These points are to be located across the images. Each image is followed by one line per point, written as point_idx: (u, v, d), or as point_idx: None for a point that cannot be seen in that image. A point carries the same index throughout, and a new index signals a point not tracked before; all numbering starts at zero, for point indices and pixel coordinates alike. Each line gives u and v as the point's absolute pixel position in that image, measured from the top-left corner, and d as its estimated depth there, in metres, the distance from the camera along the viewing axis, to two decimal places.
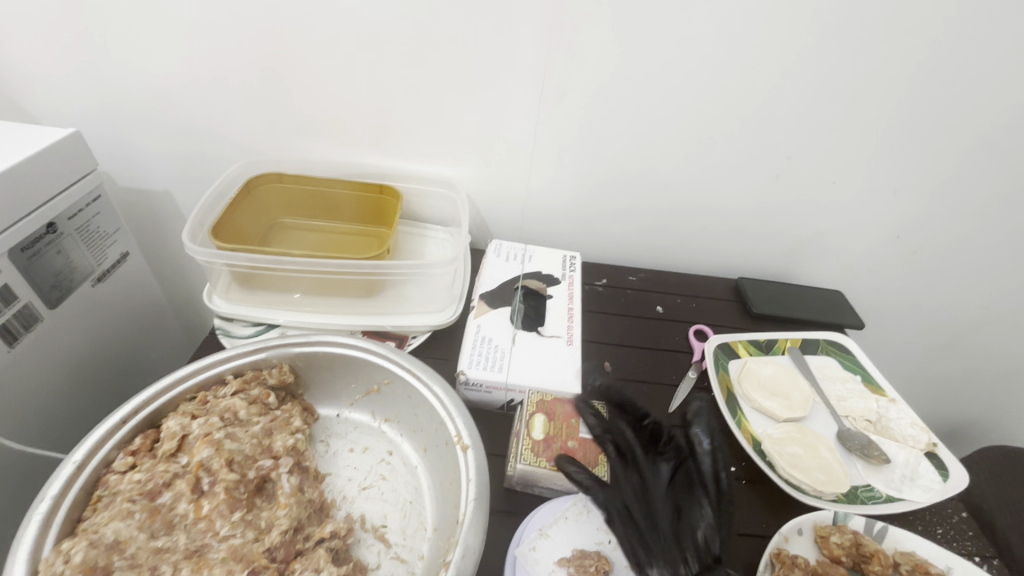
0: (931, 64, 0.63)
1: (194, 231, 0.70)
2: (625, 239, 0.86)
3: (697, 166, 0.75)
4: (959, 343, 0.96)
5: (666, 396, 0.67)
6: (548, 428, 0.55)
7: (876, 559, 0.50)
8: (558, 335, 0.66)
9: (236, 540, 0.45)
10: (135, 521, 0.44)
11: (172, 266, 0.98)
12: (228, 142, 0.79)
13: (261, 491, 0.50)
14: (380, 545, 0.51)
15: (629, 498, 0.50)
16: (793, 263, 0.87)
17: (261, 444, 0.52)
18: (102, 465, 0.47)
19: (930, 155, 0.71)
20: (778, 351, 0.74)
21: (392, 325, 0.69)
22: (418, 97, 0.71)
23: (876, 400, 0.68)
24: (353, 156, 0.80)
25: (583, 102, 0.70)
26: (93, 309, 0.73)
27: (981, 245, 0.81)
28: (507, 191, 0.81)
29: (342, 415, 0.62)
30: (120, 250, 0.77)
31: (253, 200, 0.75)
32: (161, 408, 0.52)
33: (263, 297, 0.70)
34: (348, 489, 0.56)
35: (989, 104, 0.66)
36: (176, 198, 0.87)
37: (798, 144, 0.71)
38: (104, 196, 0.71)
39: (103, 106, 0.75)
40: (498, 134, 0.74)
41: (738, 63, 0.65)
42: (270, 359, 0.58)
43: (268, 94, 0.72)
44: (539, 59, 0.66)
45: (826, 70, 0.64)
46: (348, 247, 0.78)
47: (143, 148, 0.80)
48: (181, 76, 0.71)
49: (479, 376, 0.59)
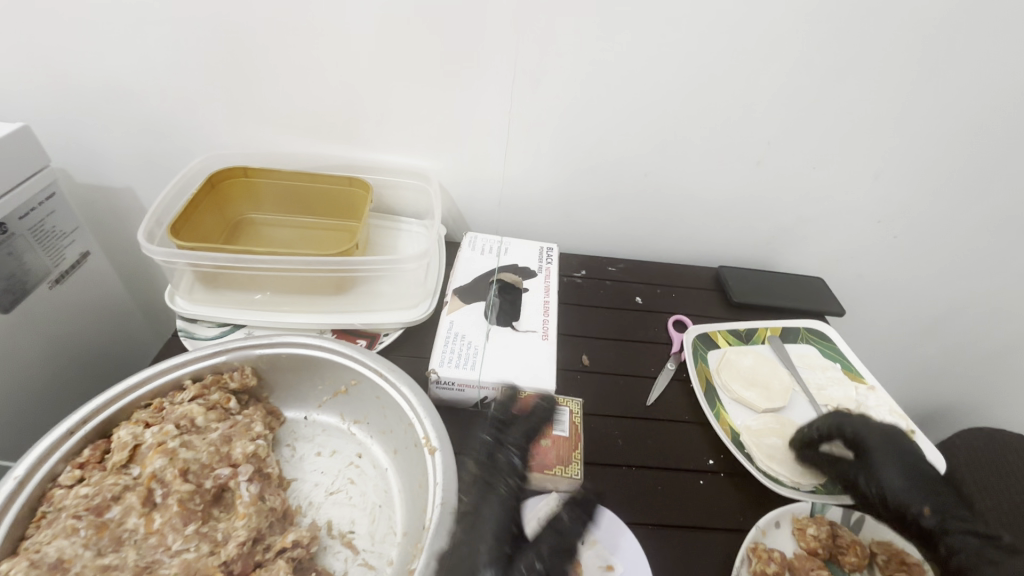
0: (912, 45, 0.62)
1: (153, 229, 0.67)
2: (604, 229, 0.84)
3: (677, 153, 0.73)
4: (940, 327, 0.96)
5: (644, 389, 0.66)
6: (521, 427, 0.55)
7: (851, 549, 0.51)
8: (534, 330, 0.64)
9: (189, 554, 0.44)
10: (80, 538, 0.42)
11: (137, 264, 0.94)
12: (190, 135, 0.75)
13: (219, 501, 0.48)
14: (347, 552, 0.50)
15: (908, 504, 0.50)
16: (774, 251, 0.86)
17: (218, 452, 0.50)
18: (48, 479, 0.46)
19: (912, 140, 0.70)
20: (758, 340, 0.73)
21: (362, 323, 0.67)
22: (385, 85, 0.68)
23: (856, 388, 0.67)
24: (321, 149, 0.77)
25: (558, 90, 0.67)
26: (52, 312, 0.70)
27: (960, 229, 0.80)
28: (483, 183, 0.79)
29: (310, 418, 0.61)
30: (79, 249, 0.74)
31: (216, 196, 0.72)
32: (114, 417, 0.51)
33: (228, 297, 0.67)
34: (314, 495, 0.54)
35: (968, 87, 0.65)
36: (139, 194, 0.83)
37: (778, 130, 0.70)
38: (60, 193, 0.68)
39: (55, 98, 0.71)
40: (473, 123, 0.72)
41: (717, 47, 0.62)
42: (232, 362, 0.57)
43: (230, 85, 0.69)
44: (513, 45, 0.63)
45: (806, 53, 0.63)
46: (318, 242, 0.75)
47: (101, 143, 0.76)
48: (137, 66, 0.67)
49: (451, 375, 0.58)
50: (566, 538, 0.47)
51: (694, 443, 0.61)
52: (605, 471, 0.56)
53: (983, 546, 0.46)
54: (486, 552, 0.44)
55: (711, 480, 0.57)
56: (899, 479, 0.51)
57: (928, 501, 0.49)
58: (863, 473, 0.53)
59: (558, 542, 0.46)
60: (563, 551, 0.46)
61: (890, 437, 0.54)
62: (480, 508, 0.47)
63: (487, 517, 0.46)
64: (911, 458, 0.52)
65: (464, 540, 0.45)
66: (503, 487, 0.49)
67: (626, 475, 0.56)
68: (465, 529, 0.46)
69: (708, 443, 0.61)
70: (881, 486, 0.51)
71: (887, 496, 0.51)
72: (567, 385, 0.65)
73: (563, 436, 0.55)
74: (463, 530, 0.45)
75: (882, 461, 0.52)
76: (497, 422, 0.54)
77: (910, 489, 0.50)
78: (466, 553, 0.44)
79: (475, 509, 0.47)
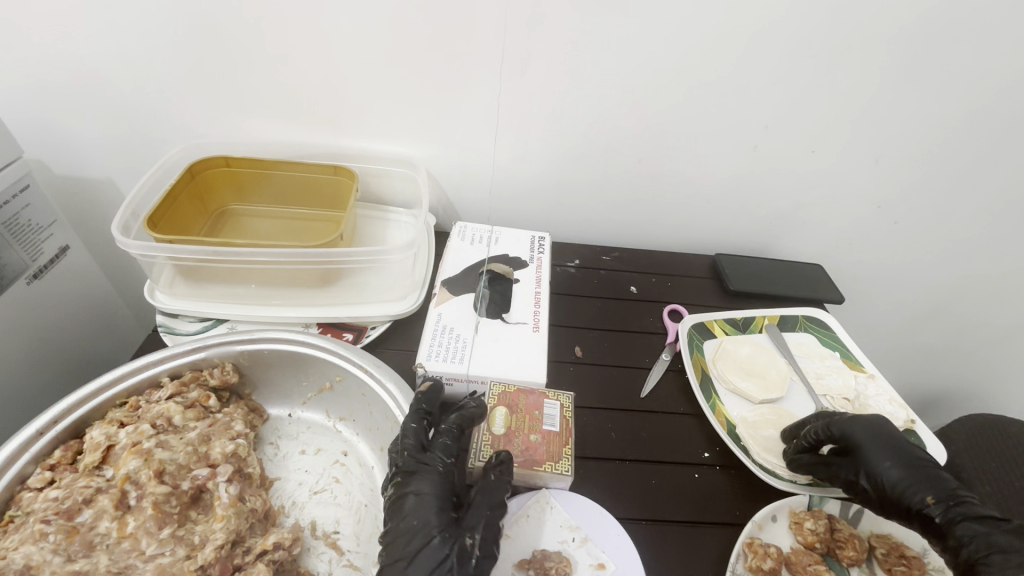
0: (917, 22, 0.59)
1: (128, 223, 0.65)
2: (598, 216, 0.82)
3: (672, 138, 0.71)
4: (939, 313, 0.95)
5: (637, 380, 0.64)
6: (510, 422, 0.53)
7: (849, 544, 0.49)
8: (525, 322, 0.62)
9: (165, 559, 0.44)
10: (49, 543, 0.42)
11: (121, 258, 0.92)
12: (167, 123, 0.72)
13: (197, 502, 0.49)
14: (331, 553, 0.52)
15: (915, 499, 0.47)
16: (772, 237, 0.84)
17: (196, 452, 0.50)
18: (17, 481, 0.46)
19: (914, 122, 0.68)
20: (755, 329, 0.71)
21: (349, 316, 0.65)
22: (368, 71, 0.66)
23: (855, 376, 0.66)
24: (304, 137, 0.74)
25: (547, 74, 0.65)
26: (31, 308, 0.68)
27: (962, 214, 0.78)
28: (472, 171, 0.77)
29: (294, 415, 0.62)
30: (58, 243, 0.72)
31: (196, 187, 0.70)
32: (87, 415, 0.51)
33: (210, 291, 0.65)
34: (298, 495, 0.56)
35: (974, 66, 0.62)
36: (120, 186, 0.81)
37: (777, 111, 0.67)
38: (34, 186, 0.65)
39: (22, 87, 0.68)
40: (459, 110, 0.69)
41: (713, 24, 0.59)
42: (211, 359, 0.57)
43: (204, 71, 0.66)
44: (499, 28, 0.61)
45: (807, 30, 0.60)
46: (304, 233, 0.73)
47: (75, 133, 0.73)
48: (106, 52, 0.64)
49: (439, 370, 0.56)
50: (503, 493, 0.47)
51: (689, 435, 0.59)
52: (597, 465, 0.55)
53: (990, 532, 0.44)
54: (435, 523, 0.45)
55: (706, 473, 0.56)
56: (896, 469, 0.48)
57: (928, 489, 0.46)
58: (860, 471, 0.49)
59: (494, 496, 0.47)
60: (501, 506, 0.47)
61: (874, 429, 0.51)
62: (415, 484, 0.47)
63: (426, 492, 0.46)
64: (901, 444, 0.50)
65: (409, 516, 0.45)
66: (438, 460, 0.48)
67: (619, 470, 0.55)
68: (407, 508, 0.46)
69: (703, 435, 0.60)
70: (880, 483, 0.48)
71: (885, 492, 0.48)
72: (559, 377, 0.63)
73: (553, 431, 0.53)
74: (405, 509, 0.46)
75: (875, 456, 0.49)
76: (425, 414, 0.52)
77: (909, 480, 0.47)
78: (417, 528, 0.44)
79: (410, 487, 0.47)
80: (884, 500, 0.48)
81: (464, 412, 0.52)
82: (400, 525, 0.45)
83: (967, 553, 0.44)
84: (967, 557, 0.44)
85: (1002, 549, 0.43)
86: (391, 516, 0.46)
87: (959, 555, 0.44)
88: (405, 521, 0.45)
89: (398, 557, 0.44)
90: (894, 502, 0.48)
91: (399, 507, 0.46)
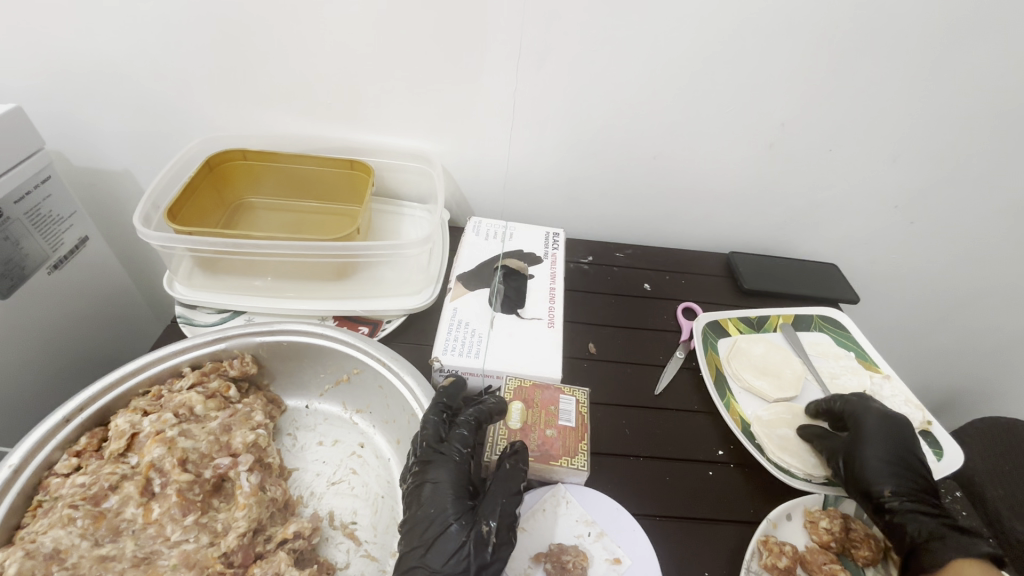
0: (939, 19, 0.58)
1: (149, 214, 0.66)
2: (612, 213, 0.82)
3: (688, 136, 0.71)
4: (956, 314, 0.94)
5: (651, 378, 0.64)
6: (526, 416, 0.53)
7: (864, 544, 0.49)
8: (540, 318, 0.62)
9: (188, 545, 0.45)
10: (77, 528, 0.43)
11: (138, 250, 0.93)
12: (184, 117, 0.73)
13: (219, 491, 0.50)
14: (349, 543, 0.52)
15: (880, 487, 0.51)
16: (786, 236, 0.83)
17: (218, 442, 0.51)
18: (44, 467, 0.47)
19: (935, 120, 0.67)
20: (769, 328, 0.71)
21: (364, 310, 0.65)
22: (384, 65, 0.66)
23: (871, 377, 0.65)
24: (321, 132, 0.75)
25: (563, 70, 0.65)
26: (52, 297, 0.69)
27: (983, 214, 0.77)
28: (487, 166, 0.77)
29: (311, 407, 0.63)
30: (78, 234, 0.73)
31: (214, 179, 0.70)
32: (111, 404, 0.52)
33: (228, 282, 0.66)
34: (316, 485, 0.56)
35: (999, 64, 0.61)
36: (138, 179, 0.82)
37: (794, 109, 0.67)
38: (55, 177, 0.66)
39: (42, 80, 0.68)
40: (475, 105, 0.69)
41: (731, 21, 0.59)
42: (231, 350, 0.58)
43: (223, 65, 0.67)
44: (517, 25, 0.61)
45: (827, 28, 0.59)
46: (318, 227, 0.74)
47: (94, 126, 0.74)
48: (127, 46, 0.65)
49: (454, 363, 0.56)
50: (518, 480, 0.47)
51: (704, 433, 0.59)
52: (612, 462, 0.55)
53: (933, 523, 0.49)
54: (452, 510, 0.45)
55: (720, 471, 0.56)
56: (875, 460, 0.52)
57: (891, 482, 0.51)
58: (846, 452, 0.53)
59: (509, 484, 0.47)
60: (518, 493, 0.47)
61: (884, 426, 0.55)
62: (433, 472, 0.47)
63: (443, 481, 0.47)
64: (891, 441, 0.54)
65: (427, 505, 0.46)
66: (455, 451, 0.49)
67: (634, 466, 0.55)
68: (425, 496, 0.46)
69: (717, 433, 0.60)
70: (860, 465, 0.52)
71: (859, 474, 0.52)
72: (573, 373, 0.63)
73: (569, 427, 0.53)
74: (423, 497, 0.46)
75: (866, 443, 0.53)
76: (446, 409, 0.52)
77: (882, 470, 0.52)
78: (435, 514, 0.45)
79: (428, 475, 0.48)
80: (853, 482, 0.52)
81: (483, 407, 0.52)
82: (417, 512, 0.46)
83: (911, 536, 0.49)
84: (911, 540, 0.48)
85: (940, 536, 0.48)
86: (410, 503, 0.47)
87: (903, 540, 0.49)
88: (422, 509, 0.46)
89: (416, 544, 0.44)
90: (862, 487, 0.52)
91: (416, 495, 0.47)
